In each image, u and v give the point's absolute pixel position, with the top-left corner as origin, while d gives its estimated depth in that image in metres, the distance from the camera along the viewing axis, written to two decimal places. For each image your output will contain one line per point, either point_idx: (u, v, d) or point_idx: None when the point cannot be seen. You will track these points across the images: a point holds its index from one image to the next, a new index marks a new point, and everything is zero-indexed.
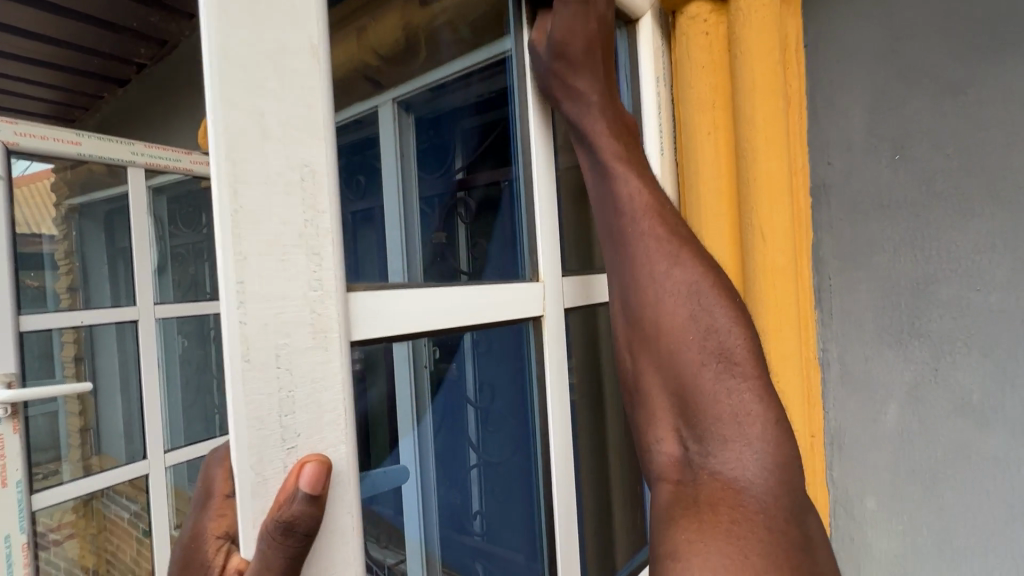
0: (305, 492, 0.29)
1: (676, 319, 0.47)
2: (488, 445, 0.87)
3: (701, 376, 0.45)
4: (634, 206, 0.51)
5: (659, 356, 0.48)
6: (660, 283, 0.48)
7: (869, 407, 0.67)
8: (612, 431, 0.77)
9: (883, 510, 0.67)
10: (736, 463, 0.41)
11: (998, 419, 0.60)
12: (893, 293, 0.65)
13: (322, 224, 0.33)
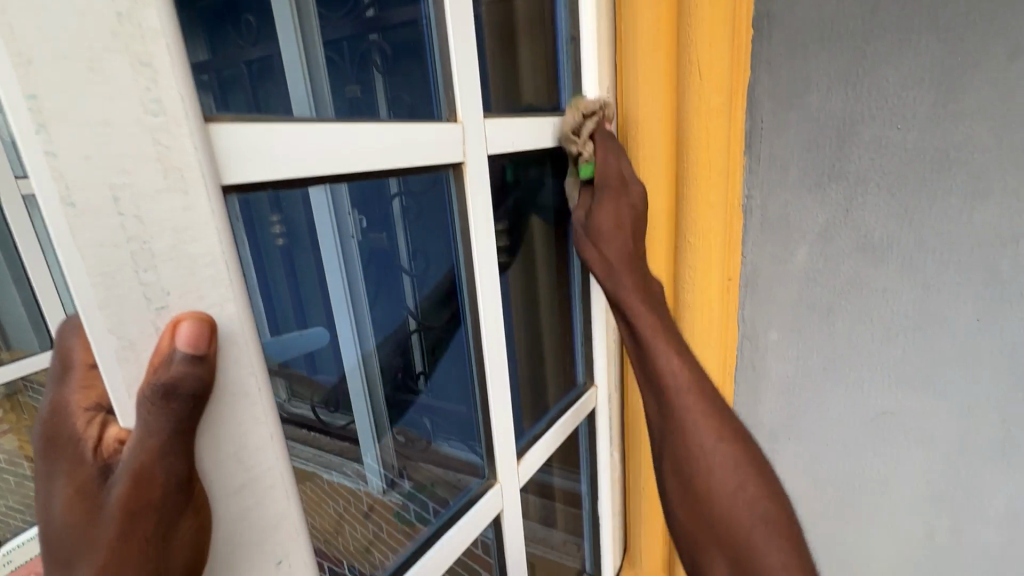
0: (185, 353, 0.26)
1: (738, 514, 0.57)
2: (426, 312, 0.78)
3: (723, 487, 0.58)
4: (669, 370, 0.60)
5: (678, 465, 0.61)
6: (683, 406, 0.60)
7: (783, 249, 0.70)
8: (543, 286, 0.79)
9: (783, 340, 0.74)
10: (744, 501, 0.57)
11: (892, 253, 0.65)
12: (820, 134, 0.64)
13: (146, 19, 0.25)
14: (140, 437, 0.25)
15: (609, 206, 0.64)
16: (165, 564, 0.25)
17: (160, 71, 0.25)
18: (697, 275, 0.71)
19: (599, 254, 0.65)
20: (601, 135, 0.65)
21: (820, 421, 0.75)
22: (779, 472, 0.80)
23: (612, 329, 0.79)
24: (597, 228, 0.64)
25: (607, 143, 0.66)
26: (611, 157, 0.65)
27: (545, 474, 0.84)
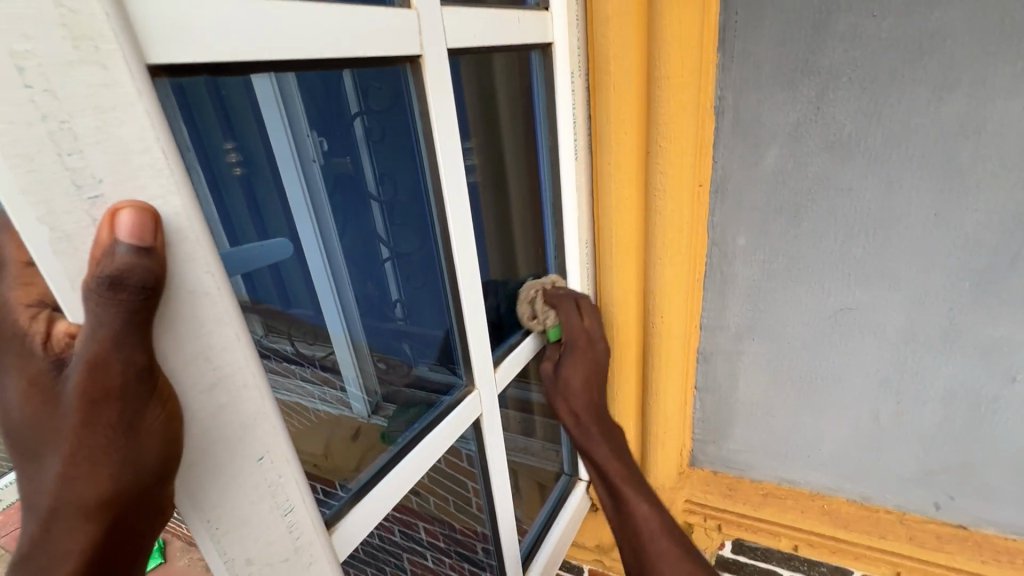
0: (129, 244, 0.24)
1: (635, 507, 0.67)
2: (398, 237, 0.66)
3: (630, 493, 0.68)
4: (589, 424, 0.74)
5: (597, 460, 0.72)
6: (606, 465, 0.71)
7: (753, 152, 0.70)
8: (514, 201, 0.77)
9: (751, 244, 0.75)
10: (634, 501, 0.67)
11: (859, 150, 0.65)
12: (795, 26, 0.62)
13: None
14: (89, 329, 0.23)
15: (569, 320, 0.77)
16: (134, 454, 0.25)
17: None
18: (669, 180, 0.70)
19: (568, 408, 0.74)
20: (555, 302, 0.77)
21: (783, 321, 0.78)
22: (744, 371, 0.84)
23: (585, 240, 0.80)
24: (568, 384, 0.74)
25: (563, 308, 0.77)
26: (572, 321, 0.77)
27: (522, 387, 0.88)
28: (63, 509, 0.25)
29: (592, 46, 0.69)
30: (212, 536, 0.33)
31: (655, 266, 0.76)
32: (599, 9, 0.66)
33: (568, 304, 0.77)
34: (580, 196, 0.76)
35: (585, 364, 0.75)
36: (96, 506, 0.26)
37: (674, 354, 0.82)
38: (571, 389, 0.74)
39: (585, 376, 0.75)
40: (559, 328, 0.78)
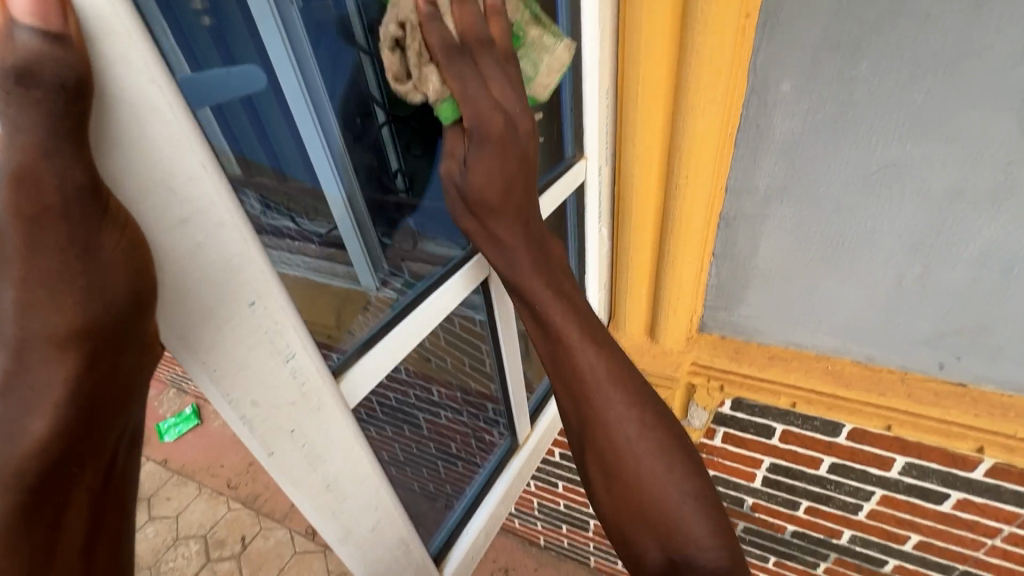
0: (33, 28, 0.20)
1: (604, 385, 0.53)
2: (394, 96, 0.58)
3: (605, 381, 0.54)
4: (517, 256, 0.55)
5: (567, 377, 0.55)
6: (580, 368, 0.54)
7: None
8: None
9: (796, 91, 0.66)
10: (616, 416, 0.53)
11: None
12: None
13: None
14: (1, 135, 0.21)
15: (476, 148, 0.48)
16: (96, 277, 0.24)
17: None
18: (711, 12, 0.59)
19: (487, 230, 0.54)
20: (444, 55, 0.45)
21: (817, 181, 0.72)
22: (767, 236, 0.81)
23: (606, 90, 0.72)
24: (483, 195, 0.51)
25: (453, 60, 0.46)
26: (487, 171, 0.50)
27: None
28: (31, 341, 0.24)
29: None
30: (211, 378, 0.32)
31: (683, 120, 0.69)
32: None
33: (483, 148, 0.48)
34: (603, 37, 0.67)
35: (511, 223, 0.54)
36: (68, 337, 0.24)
37: (695, 218, 0.78)
38: (483, 199, 0.52)
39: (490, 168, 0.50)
40: (454, 106, 0.49)
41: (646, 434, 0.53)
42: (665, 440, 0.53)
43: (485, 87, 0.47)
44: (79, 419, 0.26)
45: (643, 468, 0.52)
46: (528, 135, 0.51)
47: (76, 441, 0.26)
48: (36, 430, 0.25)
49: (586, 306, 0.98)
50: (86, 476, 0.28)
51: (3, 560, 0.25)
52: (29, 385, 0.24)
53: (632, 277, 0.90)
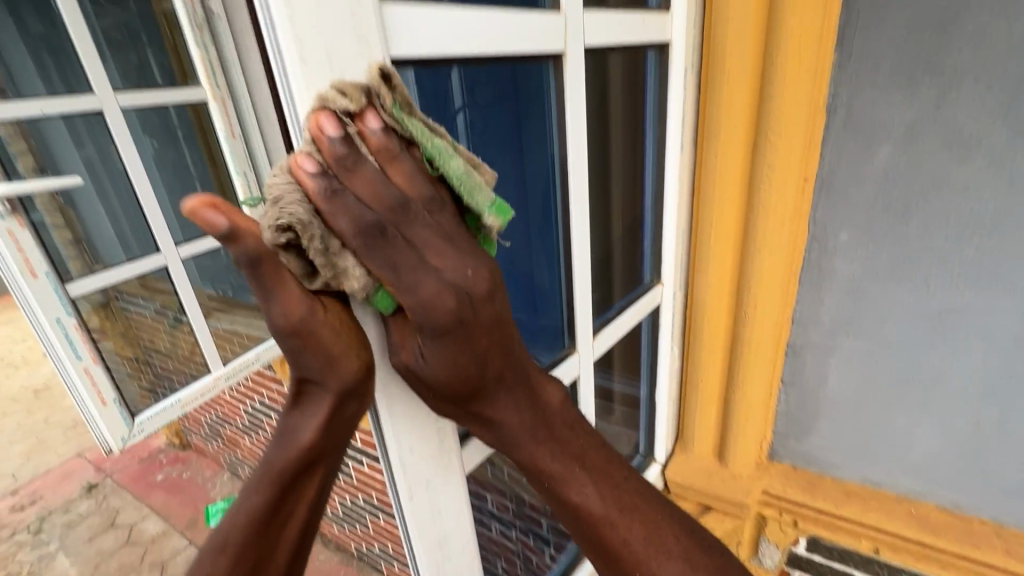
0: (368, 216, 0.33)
1: (645, 553, 0.42)
2: None
3: (651, 558, 0.42)
4: (544, 462, 0.44)
5: (589, 543, 0.44)
6: (601, 523, 0.43)
7: (863, 149, 0.72)
8: (615, 200, 0.78)
9: (854, 241, 0.77)
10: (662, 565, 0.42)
11: (980, 150, 0.65)
12: (919, 26, 0.64)
13: None
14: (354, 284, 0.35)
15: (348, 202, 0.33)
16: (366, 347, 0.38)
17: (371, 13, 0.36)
18: (775, 173, 0.74)
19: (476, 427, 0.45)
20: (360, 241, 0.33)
21: (880, 319, 0.79)
22: (835, 368, 0.85)
23: (682, 229, 0.84)
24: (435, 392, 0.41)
25: (371, 246, 0.34)
26: (415, 300, 0.35)
27: (606, 376, 0.88)
28: (320, 382, 0.38)
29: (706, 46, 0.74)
30: (389, 425, 0.44)
31: (753, 257, 0.80)
32: (719, 12, 0.70)
33: (374, 245, 0.34)
34: (681, 188, 0.81)
35: (459, 347, 0.38)
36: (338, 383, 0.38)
37: (764, 344, 0.86)
38: (430, 316, 0.36)
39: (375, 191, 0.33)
40: (388, 296, 0.37)
41: (677, 535, 0.43)
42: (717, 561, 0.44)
43: (411, 262, 0.35)
44: (325, 438, 0.40)
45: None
46: (478, 289, 0.38)
47: (317, 455, 0.41)
48: (305, 440, 0.39)
49: (655, 424, 1.00)
50: (309, 486, 0.42)
51: (261, 527, 0.40)
52: (305, 410, 0.39)
53: (701, 395, 0.95)
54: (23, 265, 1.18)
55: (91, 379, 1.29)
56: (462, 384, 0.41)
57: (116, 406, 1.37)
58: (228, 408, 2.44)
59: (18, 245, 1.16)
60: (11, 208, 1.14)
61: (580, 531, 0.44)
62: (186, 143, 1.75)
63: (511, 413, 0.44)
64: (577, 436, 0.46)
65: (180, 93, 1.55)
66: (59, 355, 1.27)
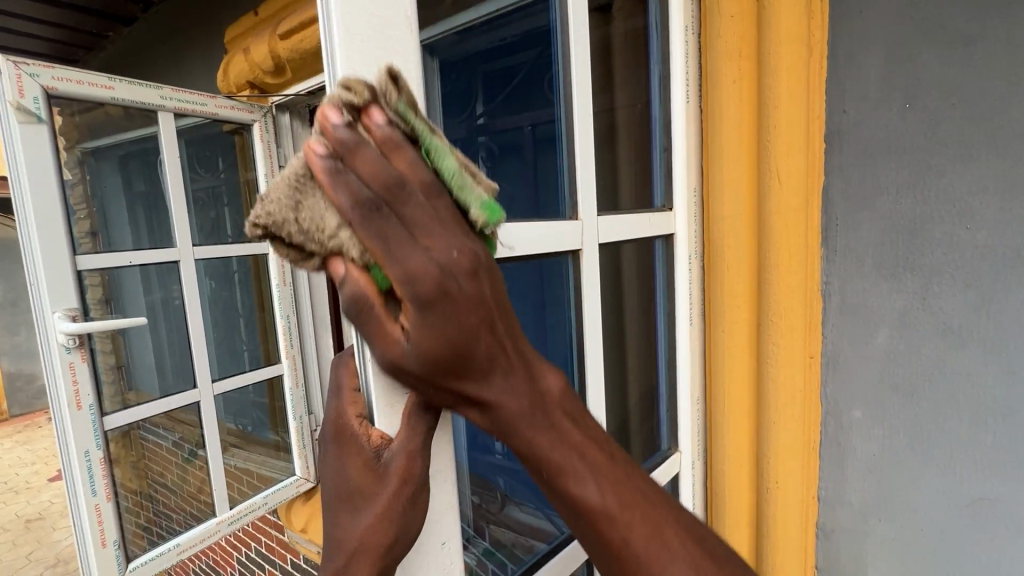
0: None
1: (620, 543, 0.36)
2: None
3: (658, 558, 0.36)
4: (500, 392, 0.37)
5: (564, 504, 0.37)
6: (581, 503, 0.36)
7: (863, 331, 0.77)
8: (631, 369, 0.85)
9: (868, 418, 0.78)
10: None
11: (974, 340, 0.69)
12: (893, 230, 0.73)
13: None
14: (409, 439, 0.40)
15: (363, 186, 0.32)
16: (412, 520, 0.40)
17: None
18: (780, 352, 0.79)
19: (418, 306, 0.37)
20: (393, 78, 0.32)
21: (910, 504, 0.76)
22: (872, 555, 0.80)
23: (697, 397, 0.87)
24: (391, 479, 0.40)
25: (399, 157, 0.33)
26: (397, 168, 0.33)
27: None
28: (363, 556, 0.39)
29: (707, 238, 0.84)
30: None
31: (769, 431, 0.81)
32: (715, 212, 0.81)
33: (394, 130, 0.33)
34: (694, 358, 0.86)
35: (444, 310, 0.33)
36: (380, 557, 0.39)
37: (790, 524, 0.82)
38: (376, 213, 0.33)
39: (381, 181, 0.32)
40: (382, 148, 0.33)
41: (633, 512, 0.36)
42: (709, 562, 0.37)
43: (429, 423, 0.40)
44: None
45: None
46: (442, 214, 0.34)
47: None
48: None
49: None
50: None
51: None
52: None
53: None
54: (72, 399, 1.31)
55: (97, 518, 1.34)
56: (384, 217, 0.33)
57: (115, 549, 1.38)
58: (222, 554, 2.29)
59: (72, 377, 1.31)
60: (77, 343, 1.31)
61: (569, 542, 0.38)
62: (240, 285, 1.91)
63: (510, 395, 0.37)
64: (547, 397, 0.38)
65: (246, 245, 1.78)
66: (76, 493, 1.32)
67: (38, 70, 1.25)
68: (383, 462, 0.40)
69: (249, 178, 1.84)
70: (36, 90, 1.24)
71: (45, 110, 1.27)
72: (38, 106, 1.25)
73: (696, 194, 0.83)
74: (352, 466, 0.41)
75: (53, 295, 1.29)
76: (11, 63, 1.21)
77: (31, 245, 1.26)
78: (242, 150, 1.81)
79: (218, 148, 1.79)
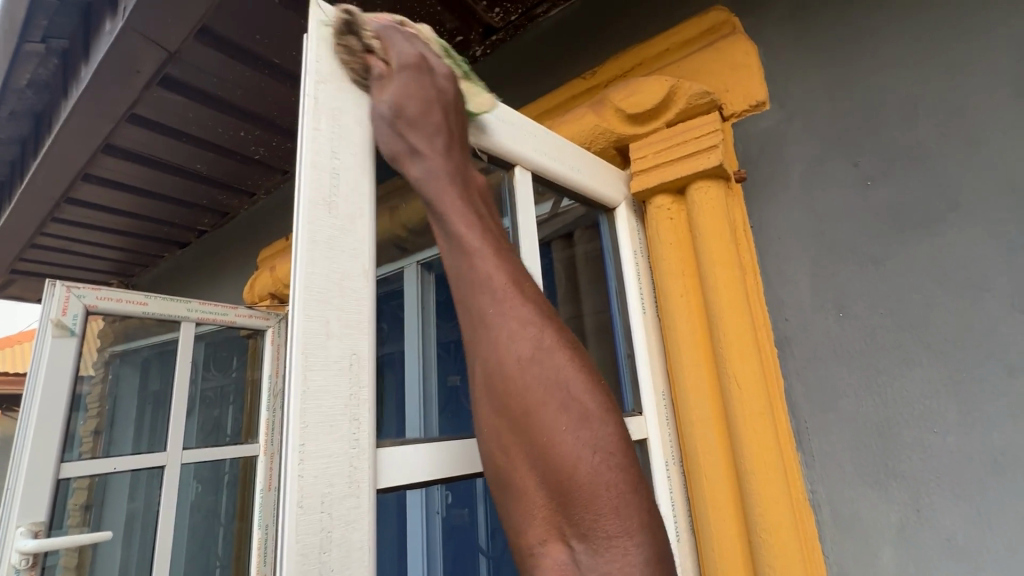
0: None
1: (528, 375, 0.42)
2: None
3: (567, 380, 0.42)
4: (470, 234, 0.47)
5: (492, 329, 0.44)
6: (511, 326, 0.44)
7: (866, 550, 0.69)
8: None
9: None
10: (578, 443, 0.40)
11: (985, 561, 0.62)
12: (864, 434, 0.72)
13: (363, 440, 0.46)
14: None
15: (405, 82, 0.51)
16: None
17: (367, 468, 0.46)
18: None
19: (425, 152, 0.51)
20: (386, 31, 0.53)
21: None
22: None
23: None
24: None
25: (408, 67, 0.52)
26: (409, 56, 0.52)
27: None
28: None
29: (683, 442, 0.84)
30: None
31: None
32: (685, 415, 0.83)
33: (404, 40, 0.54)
34: None
35: (442, 139, 0.52)
36: None
37: None
38: (407, 103, 0.51)
39: (403, 89, 0.51)
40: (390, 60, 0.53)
41: (562, 354, 0.43)
42: (613, 442, 0.41)
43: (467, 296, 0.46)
44: None
45: (567, 447, 0.40)
46: (435, 118, 0.52)
47: None
48: None
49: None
50: None
51: None
52: None
53: None
54: None
55: None
56: (410, 110, 0.51)
57: None
58: None
59: None
60: (29, 562, 1.27)
61: (490, 370, 0.44)
62: (226, 489, 1.82)
63: (472, 221, 0.49)
64: (513, 249, 0.49)
65: (239, 447, 1.77)
66: None
67: (86, 291, 1.44)
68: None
69: (253, 376, 1.89)
70: (78, 308, 1.42)
71: (80, 324, 1.42)
72: (75, 322, 1.39)
73: (664, 397, 0.85)
74: None
75: (24, 508, 1.26)
76: (64, 287, 1.41)
77: (20, 452, 1.28)
78: (252, 353, 1.90)
79: (234, 350, 1.89)
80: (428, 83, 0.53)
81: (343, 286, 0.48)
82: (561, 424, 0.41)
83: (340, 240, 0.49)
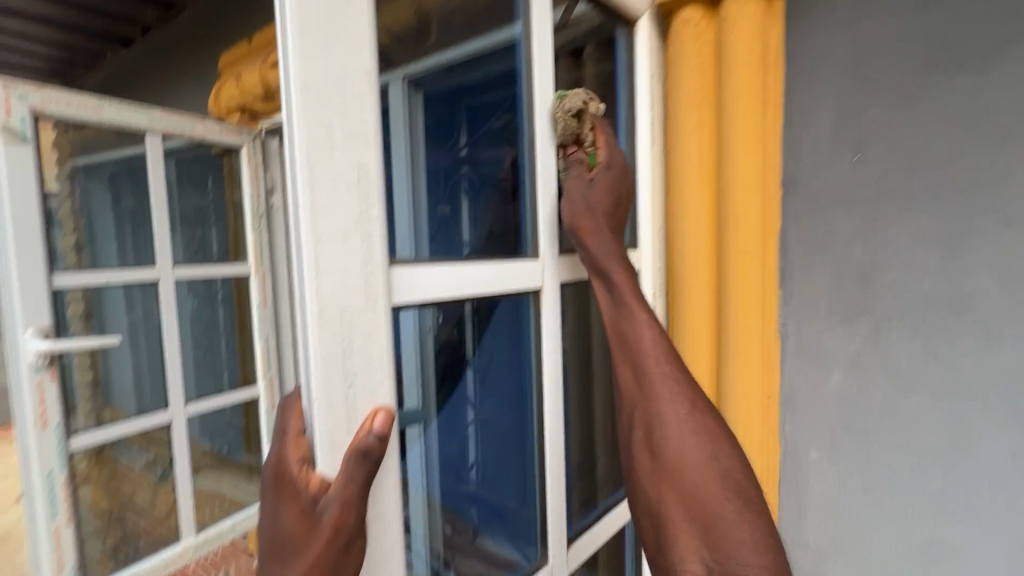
0: (377, 434, 0.42)
1: (687, 454, 0.56)
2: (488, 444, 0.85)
3: (710, 463, 0.55)
4: (653, 378, 0.61)
5: (650, 411, 0.60)
6: (673, 419, 0.58)
7: (819, 372, 0.79)
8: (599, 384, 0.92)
9: (825, 457, 0.79)
10: (727, 516, 0.52)
11: (922, 384, 0.71)
12: (844, 277, 0.76)
13: (376, 258, 0.44)
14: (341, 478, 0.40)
15: (598, 235, 0.68)
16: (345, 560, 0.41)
17: (382, 285, 0.44)
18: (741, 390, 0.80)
19: (595, 282, 0.67)
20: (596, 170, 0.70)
21: (862, 545, 0.77)
22: None
23: None
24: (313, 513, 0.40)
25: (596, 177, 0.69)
26: (603, 189, 0.69)
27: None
28: None
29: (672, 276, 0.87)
30: None
31: None
32: (679, 248, 0.84)
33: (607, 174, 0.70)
34: None
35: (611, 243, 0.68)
36: None
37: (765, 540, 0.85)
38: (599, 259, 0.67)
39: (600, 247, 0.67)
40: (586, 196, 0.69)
41: (700, 436, 0.57)
42: (754, 507, 0.53)
43: (633, 389, 0.62)
44: None
45: (724, 518, 0.52)
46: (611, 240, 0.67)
47: None
48: None
49: None
50: None
51: None
52: None
53: None
54: (39, 416, 1.33)
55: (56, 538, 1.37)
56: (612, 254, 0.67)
57: None
58: None
59: (40, 397, 1.33)
60: (47, 360, 1.33)
61: (654, 439, 0.58)
62: (222, 305, 1.90)
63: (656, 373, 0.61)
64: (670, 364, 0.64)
65: (227, 266, 1.78)
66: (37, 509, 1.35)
67: (27, 91, 1.28)
68: (319, 511, 0.40)
69: (235, 199, 1.86)
70: (25, 111, 1.28)
71: (31, 129, 1.29)
72: (25, 126, 1.27)
73: (659, 233, 0.87)
74: (286, 514, 0.41)
75: (26, 313, 1.29)
76: None
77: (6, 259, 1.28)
78: (229, 174, 1.85)
79: (207, 169, 1.81)
80: (615, 221, 0.69)
81: (344, 87, 0.41)
82: (714, 490, 0.53)
83: (335, 26, 0.40)
